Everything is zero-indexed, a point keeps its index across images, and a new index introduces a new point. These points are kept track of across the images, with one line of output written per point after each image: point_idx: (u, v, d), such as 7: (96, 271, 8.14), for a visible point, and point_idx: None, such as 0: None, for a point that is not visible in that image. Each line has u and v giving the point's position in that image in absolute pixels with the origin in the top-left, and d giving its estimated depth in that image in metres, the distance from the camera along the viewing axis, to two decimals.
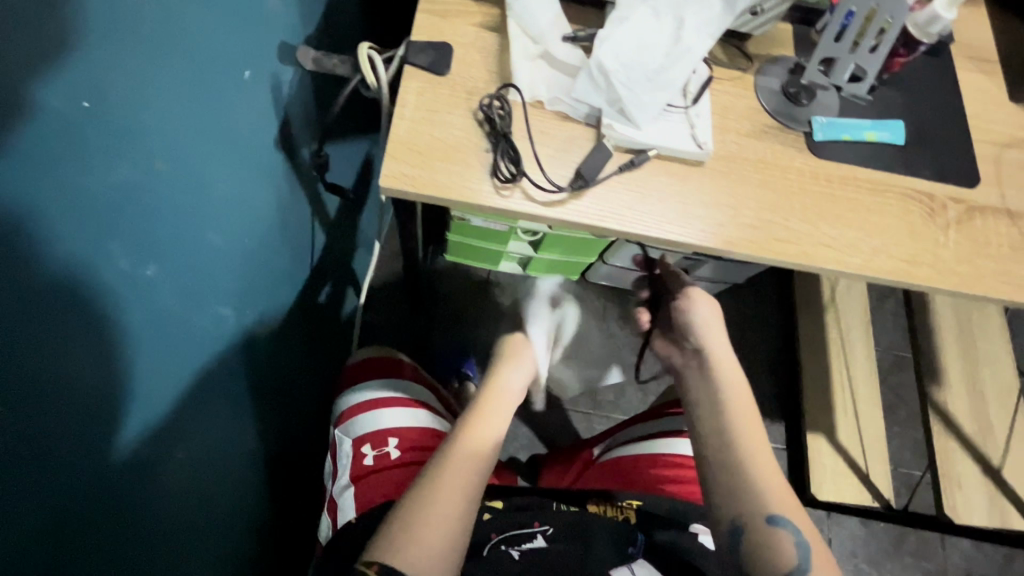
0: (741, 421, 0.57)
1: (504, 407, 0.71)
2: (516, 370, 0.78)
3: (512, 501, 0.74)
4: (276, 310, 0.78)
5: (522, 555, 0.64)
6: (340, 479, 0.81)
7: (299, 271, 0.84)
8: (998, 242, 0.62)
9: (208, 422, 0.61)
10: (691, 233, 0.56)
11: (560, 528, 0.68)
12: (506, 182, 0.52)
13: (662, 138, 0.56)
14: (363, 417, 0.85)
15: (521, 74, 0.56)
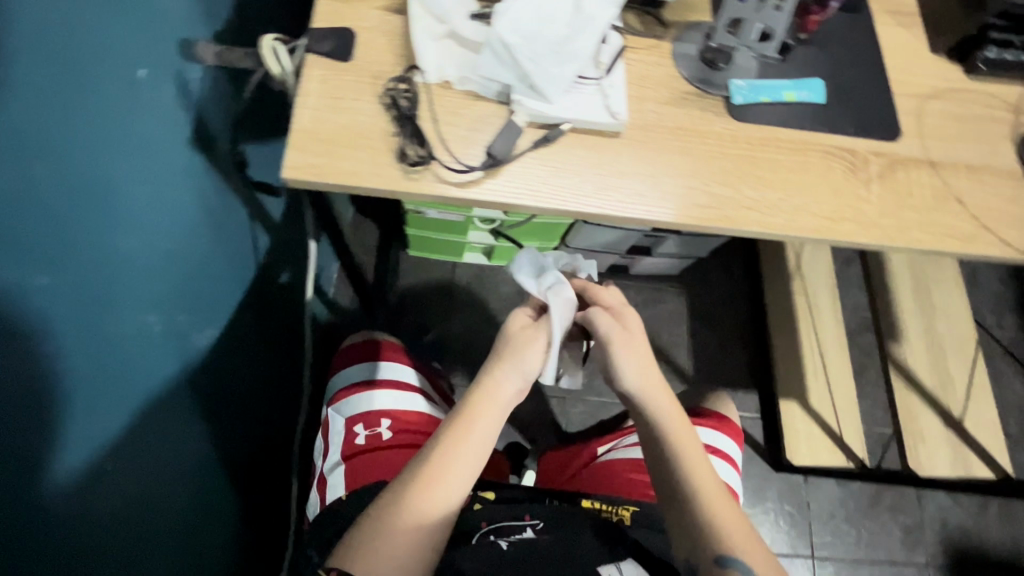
0: (691, 463, 0.60)
1: (490, 428, 0.62)
2: (520, 367, 0.64)
3: (503, 495, 0.76)
4: (223, 315, 0.77)
5: (511, 544, 0.65)
6: (332, 458, 0.87)
7: (241, 267, 0.81)
8: (921, 193, 0.63)
9: (148, 443, 0.62)
10: (609, 205, 0.56)
11: (549, 522, 0.69)
12: (415, 165, 0.52)
13: (575, 111, 0.56)
14: (355, 398, 0.91)
15: (426, 54, 0.55)
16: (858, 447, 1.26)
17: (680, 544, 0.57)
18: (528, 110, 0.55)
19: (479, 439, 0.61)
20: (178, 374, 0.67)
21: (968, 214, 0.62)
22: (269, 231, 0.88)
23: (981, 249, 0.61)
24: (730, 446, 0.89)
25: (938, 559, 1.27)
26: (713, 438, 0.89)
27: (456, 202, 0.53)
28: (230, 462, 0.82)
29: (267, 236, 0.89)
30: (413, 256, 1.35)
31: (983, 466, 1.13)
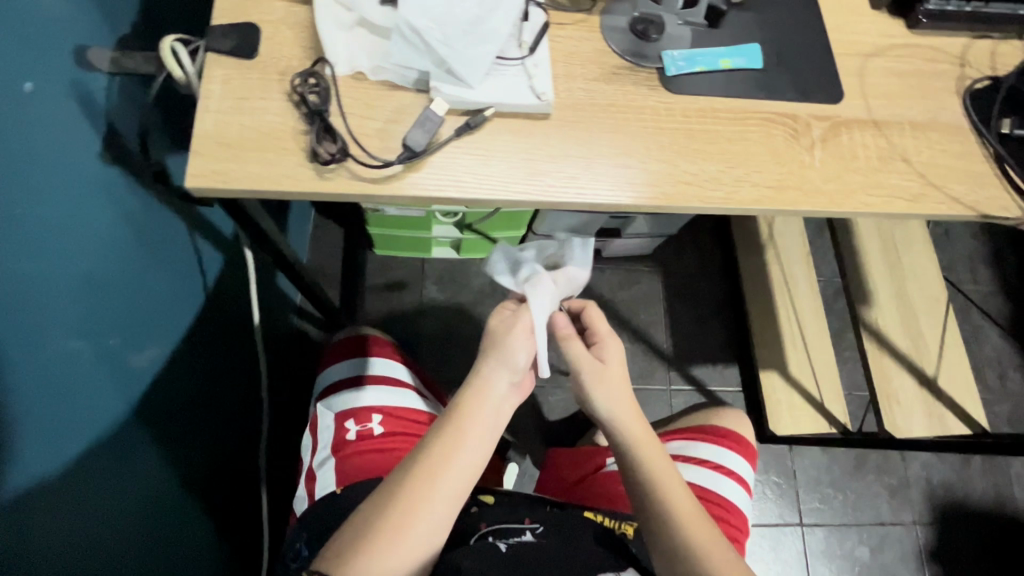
0: (679, 498, 0.57)
1: (484, 430, 0.58)
2: (513, 363, 0.61)
3: (504, 496, 0.76)
4: (168, 335, 0.73)
5: (510, 546, 0.63)
6: (321, 452, 0.85)
7: (182, 276, 0.76)
8: (866, 155, 0.61)
9: (95, 481, 0.59)
10: (541, 190, 0.53)
11: (548, 528, 0.68)
12: (327, 164, 0.49)
13: (498, 94, 0.53)
14: (343, 394, 0.88)
15: (334, 46, 0.52)
16: (840, 412, 1.24)
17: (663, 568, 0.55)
18: (448, 96, 0.52)
19: (473, 442, 0.57)
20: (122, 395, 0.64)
21: (915, 173, 0.61)
22: (219, 245, 0.86)
23: (929, 208, 0.60)
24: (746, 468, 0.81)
25: (925, 516, 1.28)
26: (728, 458, 0.81)
27: (376, 199, 0.50)
28: (194, 482, 0.78)
29: (217, 254, 0.86)
30: (380, 255, 1.31)
31: (960, 423, 1.13)
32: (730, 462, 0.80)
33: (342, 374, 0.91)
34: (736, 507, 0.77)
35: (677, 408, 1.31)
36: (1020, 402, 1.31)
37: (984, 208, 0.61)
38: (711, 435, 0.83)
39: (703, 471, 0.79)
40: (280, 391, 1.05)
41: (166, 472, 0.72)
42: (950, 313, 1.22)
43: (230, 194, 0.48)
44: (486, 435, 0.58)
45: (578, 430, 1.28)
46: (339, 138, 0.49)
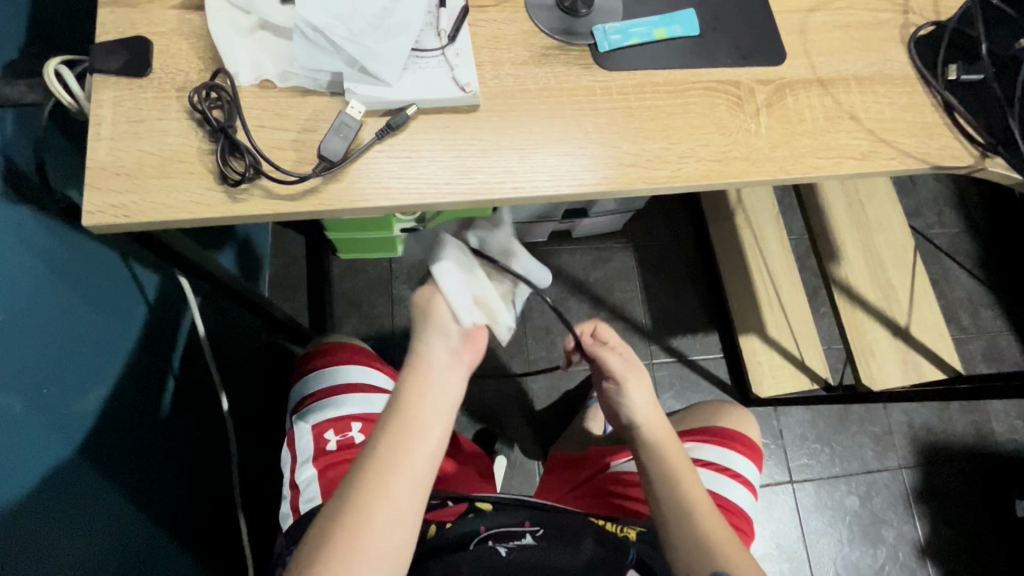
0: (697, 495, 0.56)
1: (436, 413, 0.53)
2: (448, 342, 0.58)
3: (502, 500, 0.72)
4: (113, 372, 0.67)
5: (511, 552, 0.62)
6: (301, 466, 0.79)
7: (120, 304, 0.70)
8: (812, 116, 0.59)
9: (50, 543, 0.55)
10: (473, 188, 0.50)
11: (550, 529, 0.66)
12: (238, 185, 0.45)
13: (419, 90, 0.50)
14: (323, 403, 0.82)
15: (234, 54, 0.48)
16: (821, 367, 1.23)
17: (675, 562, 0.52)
18: (364, 98, 0.49)
19: (431, 419, 0.53)
20: (71, 449, 0.59)
21: (864, 130, 0.59)
22: (162, 267, 0.79)
23: (880, 164, 0.58)
24: (754, 471, 0.79)
25: (909, 460, 1.30)
26: (735, 461, 0.79)
27: (296, 216, 0.47)
28: (161, 515, 0.74)
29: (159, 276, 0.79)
30: (345, 258, 1.26)
31: (934, 369, 1.14)
32: (738, 465, 0.79)
33: (324, 380, 0.85)
34: (740, 508, 0.75)
35: (660, 381, 1.31)
36: (992, 340, 1.33)
37: (936, 159, 0.59)
38: (720, 437, 0.81)
39: (711, 473, 0.77)
40: (243, 407, 1.00)
41: (128, 515, 0.68)
42: (918, 261, 1.22)
43: (135, 228, 0.45)
44: (439, 418, 0.54)
45: (564, 415, 1.27)
46: (249, 155, 0.46)
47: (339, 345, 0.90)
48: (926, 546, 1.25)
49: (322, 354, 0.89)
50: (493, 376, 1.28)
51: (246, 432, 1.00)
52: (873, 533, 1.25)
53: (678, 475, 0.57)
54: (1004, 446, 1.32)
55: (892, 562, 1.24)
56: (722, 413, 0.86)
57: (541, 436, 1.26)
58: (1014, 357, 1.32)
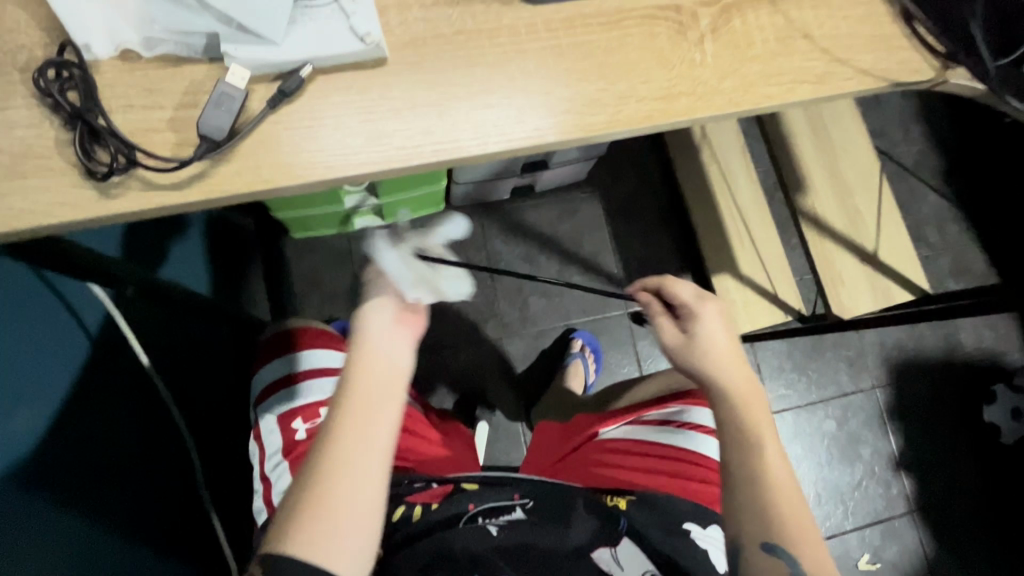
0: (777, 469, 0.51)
1: (384, 384, 0.51)
2: (389, 315, 0.55)
3: (488, 479, 0.70)
4: (48, 397, 0.61)
5: (502, 530, 0.61)
6: (270, 458, 0.75)
7: (39, 319, 0.63)
8: (762, 39, 0.53)
9: None
10: (387, 155, 0.44)
11: (539, 501, 0.65)
12: (108, 178, 0.39)
13: (312, 47, 0.43)
14: (287, 391, 0.78)
15: (82, 21, 0.40)
16: (794, 299, 1.22)
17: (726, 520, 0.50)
18: (248, 62, 0.42)
19: (381, 391, 0.50)
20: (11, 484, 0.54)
21: (818, 50, 0.54)
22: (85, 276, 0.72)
23: (837, 87, 0.53)
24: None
25: (883, 379, 1.33)
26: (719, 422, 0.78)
27: (183, 208, 0.41)
28: (121, 527, 0.70)
29: (84, 287, 0.72)
30: (299, 237, 1.18)
31: (900, 291, 1.15)
32: None
33: (284, 369, 0.80)
34: None
35: (637, 330, 1.30)
36: (959, 254, 1.33)
37: (896, 75, 0.55)
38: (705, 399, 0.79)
39: (695, 435, 0.77)
40: (201, 404, 0.95)
41: (81, 537, 0.63)
42: (884, 182, 1.19)
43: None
44: (391, 384, 0.51)
45: (544, 373, 1.26)
46: (111, 142, 0.39)
47: (289, 331, 0.83)
48: (900, 459, 1.29)
49: (282, 339, 0.83)
50: (466, 343, 1.25)
51: (210, 429, 0.95)
52: (850, 452, 1.29)
53: (754, 426, 0.54)
54: (972, 355, 1.35)
55: (868, 477, 1.28)
56: None
57: (522, 398, 1.25)
58: (980, 270, 1.33)
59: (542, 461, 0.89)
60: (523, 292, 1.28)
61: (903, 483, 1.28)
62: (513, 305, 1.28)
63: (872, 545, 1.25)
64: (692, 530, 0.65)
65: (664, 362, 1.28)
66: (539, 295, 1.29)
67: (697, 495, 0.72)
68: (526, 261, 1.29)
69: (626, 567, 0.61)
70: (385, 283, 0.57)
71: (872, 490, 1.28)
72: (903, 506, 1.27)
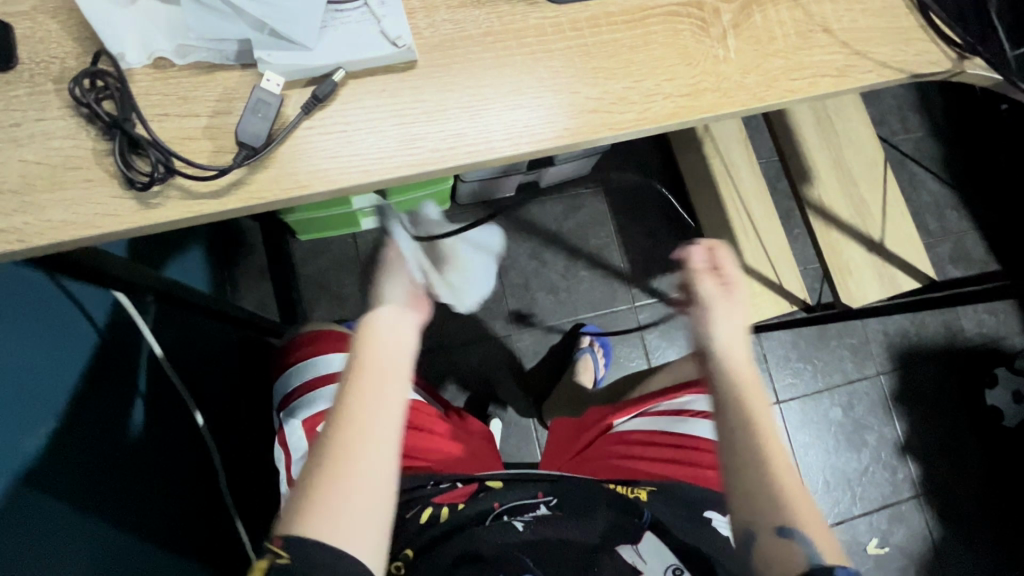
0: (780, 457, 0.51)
1: (393, 361, 0.53)
2: (397, 299, 0.57)
3: (511, 476, 0.71)
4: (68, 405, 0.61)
5: (528, 526, 0.63)
6: (297, 462, 0.74)
7: (56, 325, 0.62)
8: (782, 34, 0.54)
9: None
10: (420, 158, 0.44)
11: (563, 495, 0.66)
12: (148, 188, 0.39)
13: (344, 51, 0.43)
14: (308, 396, 0.77)
15: (114, 30, 0.40)
16: (800, 289, 1.23)
17: (740, 508, 0.50)
18: (281, 68, 0.42)
19: (391, 368, 0.52)
20: (35, 495, 0.53)
21: (838, 43, 0.54)
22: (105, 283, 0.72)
23: (857, 80, 0.54)
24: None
25: (887, 365, 1.34)
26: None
27: (221, 216, 0.41)
28: (149, 531, 0.71)
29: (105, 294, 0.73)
30: (306, 239, 1.17)
31: (906, 278, 1.16)
32: None
33: (302, 375, 0.80)
34: None
35: (645, 323, 1.30)
36: (960, 240, 1.35)
37: (913, 67, 0.55)
38: None
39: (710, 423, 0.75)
40: (220, 407, 0.94)
41: (113, 541, 0.63)
42: (888, 171, 1.20)
43: (36, 252, 0.39)
44: (400, 361, 0.53)
45: (555, 370, 1.27)
46: (153, 151, 0.39)
47: (311, 335, 0.84)
48: (905, 443, 1.31)
49: (301, 346, 0.83)
50: (476, 340, 1.25)
51: (228, 434, 0.95)
52: (856, 438, 1.31)
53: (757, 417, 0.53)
54: (974, 340, 1.37)
55: (875, 463, 1.30)
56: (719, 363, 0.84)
57: (533, 394, 1.26)
58: (980, 256, 1.35)
59: (558, 458, 0.89)
60: (532, 288, 1.29)
61: (909, 467, 1.30)
62: (522, 302, 1.28)
63: (880, 529, 1.27)
64: (713, 518, 0.65)
65: (673, 353, 1.29)
66: (547, 291, 1.29)
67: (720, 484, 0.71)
68: (533, 257, 1.29)
69: (649, 561, 0.62)
70: (403, 263, 0.61)
71: (879, 475, 1.30)
72: (908, 490, 1.29)
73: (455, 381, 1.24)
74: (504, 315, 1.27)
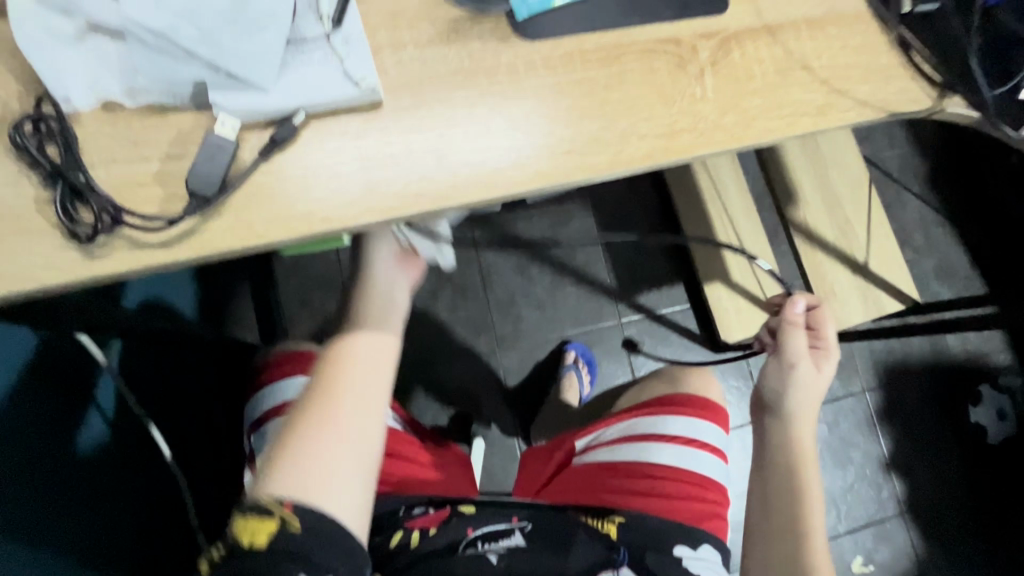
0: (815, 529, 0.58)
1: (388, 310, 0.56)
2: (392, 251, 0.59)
3: (484, 501, 0.69)
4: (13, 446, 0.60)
5: (501, 557, 0.61)
6: None
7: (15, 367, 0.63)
8: (761, 71, 0.53)
9: None
10: (385, 202, 0.42)
11: (537, 524, 0.66)
12: (93, 239, 0.37)
13: (304, 92, 0.41)
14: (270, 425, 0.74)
15: (60, 72, 0.38)
16: None
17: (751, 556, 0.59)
18: (238, 111, 0.40)
19: (386, 317, 0.56)
20: None
21: (818, 81, 0.53)
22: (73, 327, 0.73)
23: (837, 118, 0.53)
24: (719, 436, 0.76)
25: (873, 383, 1.34)
26: (701, 430, 0.76)
27: (172, 265, 0.39)
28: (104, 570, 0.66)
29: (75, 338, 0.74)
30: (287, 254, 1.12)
31: (890, 300, 1.16)
32: (706, 433, 0.76)
33: (265, 404, 0.78)
34: (714, 482, 0.74)
35: (631, 340, 1.29)
36: (946, 257, 1.35)
37: (893, 106, 0.55)
38: (689, 407, 0.77)
39: (678, 450, 0.74)
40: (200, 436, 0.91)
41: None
42: (873, 191, 1.20)
43: None
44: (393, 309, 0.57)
45: (540, 388, 1.25)
46: (95, 200, 0.37)
47: (282, 355, 0.81)
48: (890, 461, 1.31)
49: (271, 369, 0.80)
50: (460, 358, 1.24)
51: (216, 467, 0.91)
52: (842, 456, 1.30)
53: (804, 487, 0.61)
54: (959, 357, 1.37)
55: (860, 480, 1.30)
56: (692, 380, 0.82)
57: (518, 414, 1.24)
58: (965, 274, 1.35)
59: (531, 486, 0.85)
60: (516, 305, 1.27)
61: (894, 484, 1.30)
62: (507, 318, 1.26)
63: (865, 547, 1.27)
64: (683, 554, 0.65)
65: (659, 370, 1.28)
66: (533, 308, 1.28)
67: (689, 515, 0.70)
68: (519, 273, 1.28)
69: None
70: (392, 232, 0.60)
71: (864, 493, 1.29)
72: (893, 508, 1.29)
73: (438, 400, 1.22)
74: (489, 333, 1.25)
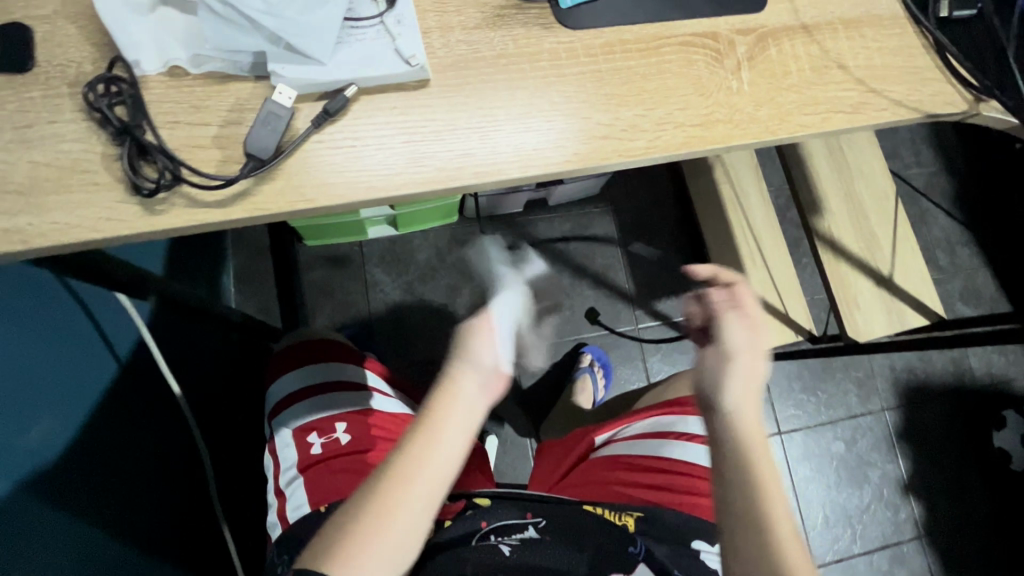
0: None
1: (463, 422, 0.47)
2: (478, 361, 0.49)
3: (499, 495, 0.69)
4: (69, 404, 0.61)
5: (513, 550, 0.59)
6: (286, 472, 0.74)
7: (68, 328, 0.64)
8: (797, 68, 0.53)
9: None
10: (428, 176, 0.44)
11: (552, 520, 0.63)
12: (154, 195, 0.39)
13: (357, 67, 0.43)
14: (298, 406, 0.77)
15: (133, 38, 0.41)
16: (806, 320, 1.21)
17: None
18: (295, 81, 0.42)
19: (455, 432, 0.47)
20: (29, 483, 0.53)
21: (853, 80, 0.54)
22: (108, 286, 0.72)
23: (871, 117, 0.53)
24: None
25: (892, 402, 1.32)
26: None
27: (224, 225, 0.41)
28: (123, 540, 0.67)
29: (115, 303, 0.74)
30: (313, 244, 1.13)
31: (914, 316, 1.15)
32: None
33: (291, 384, 0.79)
34: None
35: (647, 345, 1.29)
36: (971, 277, 1.34)
37: (929, 107, 0.55)
38: None
39: (701, 449, 0.74)
40: (212, 412, 0.93)
41: (89, 552, 0.61)
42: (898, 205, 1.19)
43: (40, 254, 0.39)
44: (467, 423, 0.47)
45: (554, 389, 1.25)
46: (159, 158, 0.39)
47: (305, 342, 0.83)
48: (908, 483, 1.28)
49: (296, 351, 0.82)
50: None
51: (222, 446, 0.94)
52: (858, 475, 1.28)
53: None
54: (983, 380, 1.34)
55: (876, 501, 1.27)
56: None
57: (531, 415, 1.24)
58: (991, 295, 1.33)
59: (546, 479, 0.86)
60: None
61: (912, 507, 1.27)
62: None
63: (880, 569, 1.24)
64: (702, 550, 0.64)
65: None
66: None
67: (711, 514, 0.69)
68: None
69: None
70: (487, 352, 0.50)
71: (880, 514, 1.27)
72: (910, 532, 1.26)
73: None
74: None
